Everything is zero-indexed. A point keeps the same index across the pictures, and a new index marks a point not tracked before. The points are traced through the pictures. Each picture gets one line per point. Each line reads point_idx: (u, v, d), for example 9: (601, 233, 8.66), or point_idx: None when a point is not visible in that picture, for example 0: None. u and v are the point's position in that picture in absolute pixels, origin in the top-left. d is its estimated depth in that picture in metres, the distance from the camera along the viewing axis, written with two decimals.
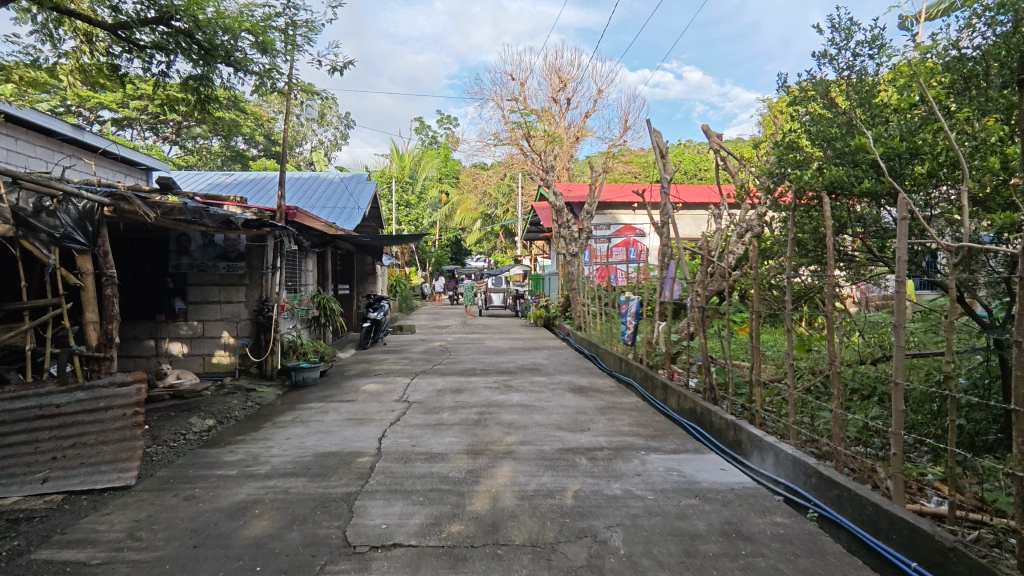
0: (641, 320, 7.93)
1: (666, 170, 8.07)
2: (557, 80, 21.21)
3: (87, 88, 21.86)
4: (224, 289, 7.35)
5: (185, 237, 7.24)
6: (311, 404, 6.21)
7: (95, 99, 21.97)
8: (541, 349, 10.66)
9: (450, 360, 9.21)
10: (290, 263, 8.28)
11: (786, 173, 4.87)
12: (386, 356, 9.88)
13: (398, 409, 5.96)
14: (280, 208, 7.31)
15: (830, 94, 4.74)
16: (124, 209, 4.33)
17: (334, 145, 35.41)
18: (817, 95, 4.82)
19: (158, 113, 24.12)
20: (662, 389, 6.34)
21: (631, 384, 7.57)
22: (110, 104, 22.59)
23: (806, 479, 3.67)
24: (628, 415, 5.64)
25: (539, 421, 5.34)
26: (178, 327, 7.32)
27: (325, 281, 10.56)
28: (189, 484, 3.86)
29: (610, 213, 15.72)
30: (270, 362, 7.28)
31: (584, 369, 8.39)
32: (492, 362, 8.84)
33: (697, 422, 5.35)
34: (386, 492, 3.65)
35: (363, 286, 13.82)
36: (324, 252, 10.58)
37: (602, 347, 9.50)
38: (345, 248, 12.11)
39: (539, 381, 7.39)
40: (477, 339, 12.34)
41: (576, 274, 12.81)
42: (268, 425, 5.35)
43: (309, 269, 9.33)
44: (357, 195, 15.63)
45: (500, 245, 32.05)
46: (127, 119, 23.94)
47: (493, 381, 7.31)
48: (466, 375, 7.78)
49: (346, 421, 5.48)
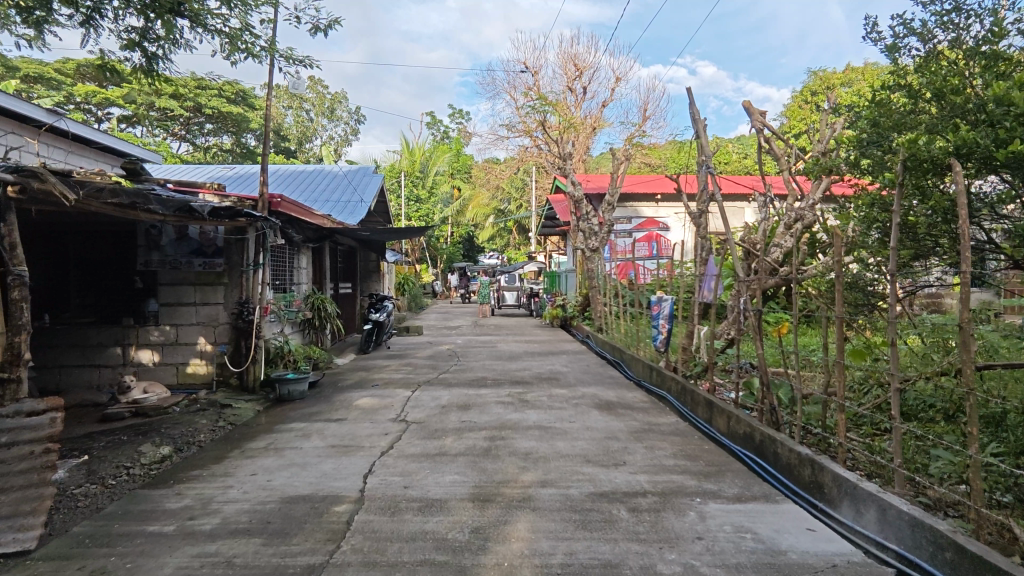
0: (675, 323, 6.93)
1: (704, 152, 7.04)
2: (573, 68, 20.13)
3: (92, 85, 21.41)
4: (199, 289, 6.47)
5: (155, 230, 6.39)
6: (293, 424, 5.31)
7: (101, 95, 21.52)
8: (559, 354, 9.69)
9: (459, 367, 8.28)
10: (279, 260, 7.41)
11: (886, 141, 3.84)
12: (388, 361, 8.96)
13: (393, 432, 5.02)
14: (263, 196, 6.41)
15: (942, 39, 3.70)
16: (34, 188, 3.41)
17: (344, 141, 34.67)
18: (924, 41, 3.77)
19: (164, 108, 23.57)
20: (707, 408, 5.35)
21: (664, 398, 6.59)
22: (117, 99, 22.20)
23: (938, 552, 2.66)
24: (670, 442, 4.65)
25: (562, 452, 4.36)
26: (148, 333, 6.44)
27: (322, 279, 9.69)
28: (106, 549, 2.94)
29: (632, 205, 14.70)
30: (252, 372, 6.37)
31: (609, 379, 7.41)
32: (505, 371, 7.88)
33: (757, 453, 4.35)
34: (362, 566, 2.70)
35: (368, 284, 12.95)
36: (322, 247, 9.71)
37: (627, 352, 8.52)
38: (346, 244, 11.27)
39: (560, 394, 6.44)
40: (489, 342, 11.40)
41: (596, 271, 11.81)
42: (235, 454, 4.45)
43: (303, 266, 8.47)
44: (362, 188, 14.74)
45: (513, 242, 31.10)
46: (133, 114, 23.49)
47: (506, 395, 6.36)
48: (476, 387, 6.84)
49: (330, 449, 4.54)
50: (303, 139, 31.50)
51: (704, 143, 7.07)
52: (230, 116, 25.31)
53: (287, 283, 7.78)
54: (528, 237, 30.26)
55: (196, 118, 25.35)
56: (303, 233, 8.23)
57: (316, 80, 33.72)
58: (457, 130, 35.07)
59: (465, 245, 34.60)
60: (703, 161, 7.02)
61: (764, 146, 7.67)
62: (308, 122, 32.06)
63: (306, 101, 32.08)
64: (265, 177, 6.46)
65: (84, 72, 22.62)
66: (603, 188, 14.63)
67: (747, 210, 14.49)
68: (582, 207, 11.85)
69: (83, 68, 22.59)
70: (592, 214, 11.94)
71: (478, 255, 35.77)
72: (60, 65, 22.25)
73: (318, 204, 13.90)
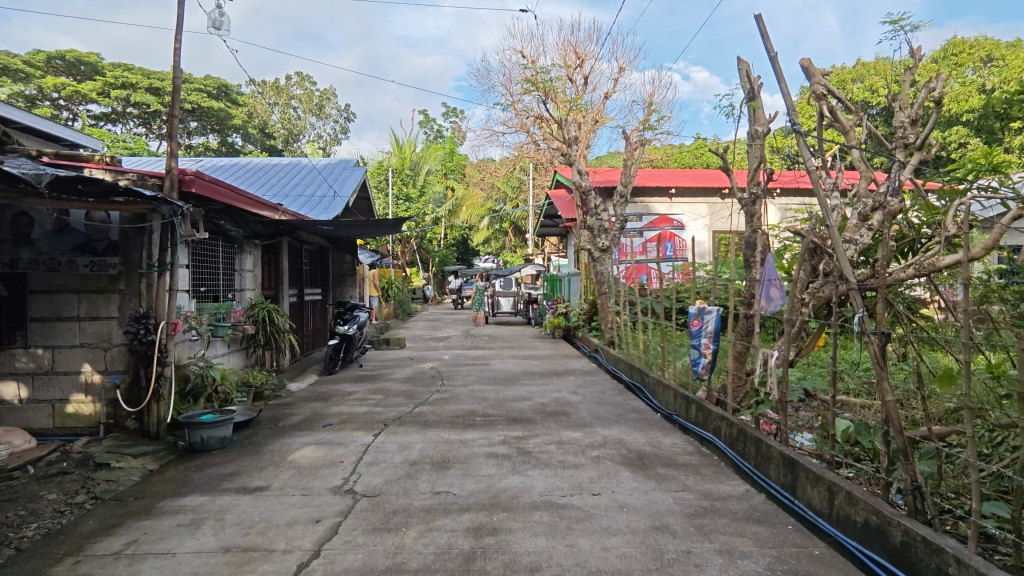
0: (723, 341, 5.31)
1: (758, 122, 5.43)
2: (573, 57, 18.40)
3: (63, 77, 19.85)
4: (84, 297, 4.76)
5: (25, 218, 4.68)
6: (188, 499, 3.61)
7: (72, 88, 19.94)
8: (566, 374, 8.06)
9: (441, 395, 6.61)
10: (206, 260, 5.77)
11: None
12: (356, 385, 7.29)
13: (332, 516, 3.34)
14: (170, 172, 4.71)
15: None
16: None
17: (334, 139, 33.10)
18: None
19: (142, 104, 22.01)
20: (788, 470, 3.76)
21: (708, 442, 4.97)
22: (91, 94, 20.67)
23: None
24: (756, 542, 2.99)
25: (591, 568, 2.69)
26: (14, 358, 4.75)
27: (279, 284, 8.05)
28: None
29: (642, 201, 13.12)
30: (154, 412, 4.69)
31: (633, 413, 5.77)
32: (500, 401, 6.21)
33: (901, 564, 2.77)
34: None
35: (343, 290, 11.31)
36: (279, 245, 8.03)
37: (649, 374, 6.88)
38: (313, 243, 9.62)
39: (574, 440, 4.79)
40: (481, 358, 9.74)
41: (605, 275, 10.19)
42: (62, 570, 2.75)
43: (248, 269, 6.84)
44: (339, 182, 13.20)
45: (509, 245, 29.51)
46: (110, 110, 21.94)
47: (501, 443, 4.69)
48: (460, 428, 5.16)
49: (221, 557, 2.85)
50: (290, 137, 29.92)
51: (757, 110, 5.46)
52: (211, 112, 23.75)
53: (222, 290, 6.17)
54: (524, 240, 28.65)
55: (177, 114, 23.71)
56: (246, 227, 6.60)
57: (304, 76, 32.18)
58: (451, 128, 33.52)
59: (459, 248, 33.19)
60: (758, 133, 5.41)
61: (827, 117, 6.05)
62: (296, 120, 30.54)
63: (294, 98, 30.57)
64: (173, 146, 4.77)
65: (56, 65, 21.16)
66: (612, 181, 12.99)
67: (772, 209, 13.17)
68: (590, 200, 10.19)
69: (56, 60, 21.17)
70: (601, 210, 10.29)
71: (472, 259, 34.29)
72: (28, 55, 20.75)
73: (288, 198, 12.27)
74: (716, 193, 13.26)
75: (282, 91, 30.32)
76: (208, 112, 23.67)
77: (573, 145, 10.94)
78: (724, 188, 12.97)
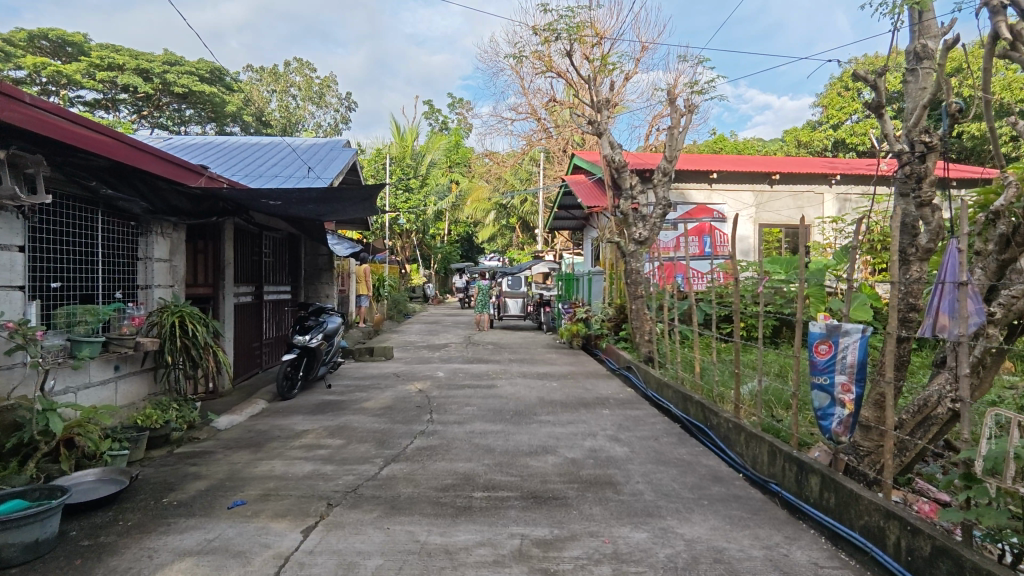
0: (872, 382, 3.33)
1: (927, 34, 3.49)
2: None
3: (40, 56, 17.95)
4: None
5: None
6: None
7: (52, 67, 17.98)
8: (598, 405, 6.04)
9: (426, 441, 4.61)
10: (57, 240, 3.80)
11: None
12: (310, 419, 5.29)
13: None
14: None
15: None
16: None
17: (333, 130, 31.22)
18: None
19: (128, 86, 20.00)
20: None
21: (851, 550, 3.00)
22: (76, 77, 18.66)
23: None
24: None
25: None
26: None
27: (220, 279, 6.10)
28: None
29: (677, 187, 11.10)
30: None
31: (714, 486, 3.77)
32: (510, 456, 4.21)
33: None
34: None
35: (317, 287, 9.35)
36: (222, 226, 6.08)
37: (718, 413, 4.86)
38: (277, 228, 7.69)
39: (641, 553, 2.79)
40: (485, 376, 7.74)
41: (640, 276, 8.19)
42: None
43: (159, 258, 4.89)
44: (323, 162, 11.24)
45: (515, 241, 27.51)
46: (99, 95, 20.01)
47: (514, 561, 2.69)
48: (447, 517, 3.16)
49: None
50: (288, 127, 27.94)
51: (930, 14, 3.49)
52: (205, 98, 21.60)
53: (99, 287, 4.21)
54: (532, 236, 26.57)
55: (170, 102, 21.63)
56: (154, 199, 4.64)
57: (303, 61, 30.36)
58: (456, 119, 31.75)
59: (461, 245, 31.43)
60: (929, 50, 3.48)
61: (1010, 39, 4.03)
62: (294, 108, 28.59)
63: (292, 85, 28.66)
64: None
65: (40, 45, 19.13)
66: (645, 162, 10.98)
67: (827, 199, 11.31)
68: (624, 178, 8.16)
69: (39, 40, 19.10)
70: (637, 191, 8.28)
71: (476, 256, 32.32)
72: (9, 33, 18.87)
73: (260, 178, 10.30)
74: (765, 179, 11.22)
75: (281, 78, 28.45)
76: (202, 98, 21.60)
77: (604, 112, 8.93)
78: (776, 172, 10.91)
